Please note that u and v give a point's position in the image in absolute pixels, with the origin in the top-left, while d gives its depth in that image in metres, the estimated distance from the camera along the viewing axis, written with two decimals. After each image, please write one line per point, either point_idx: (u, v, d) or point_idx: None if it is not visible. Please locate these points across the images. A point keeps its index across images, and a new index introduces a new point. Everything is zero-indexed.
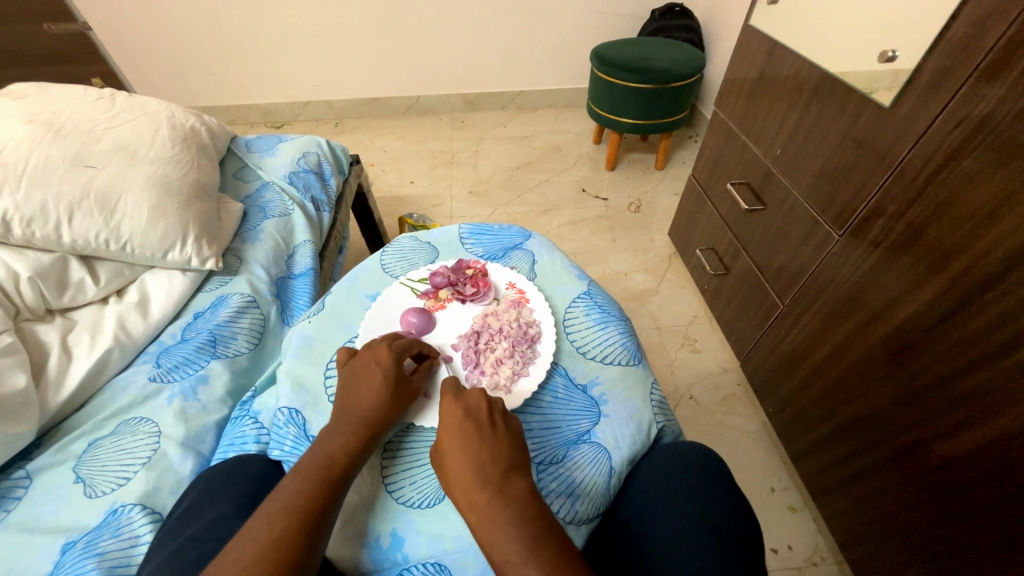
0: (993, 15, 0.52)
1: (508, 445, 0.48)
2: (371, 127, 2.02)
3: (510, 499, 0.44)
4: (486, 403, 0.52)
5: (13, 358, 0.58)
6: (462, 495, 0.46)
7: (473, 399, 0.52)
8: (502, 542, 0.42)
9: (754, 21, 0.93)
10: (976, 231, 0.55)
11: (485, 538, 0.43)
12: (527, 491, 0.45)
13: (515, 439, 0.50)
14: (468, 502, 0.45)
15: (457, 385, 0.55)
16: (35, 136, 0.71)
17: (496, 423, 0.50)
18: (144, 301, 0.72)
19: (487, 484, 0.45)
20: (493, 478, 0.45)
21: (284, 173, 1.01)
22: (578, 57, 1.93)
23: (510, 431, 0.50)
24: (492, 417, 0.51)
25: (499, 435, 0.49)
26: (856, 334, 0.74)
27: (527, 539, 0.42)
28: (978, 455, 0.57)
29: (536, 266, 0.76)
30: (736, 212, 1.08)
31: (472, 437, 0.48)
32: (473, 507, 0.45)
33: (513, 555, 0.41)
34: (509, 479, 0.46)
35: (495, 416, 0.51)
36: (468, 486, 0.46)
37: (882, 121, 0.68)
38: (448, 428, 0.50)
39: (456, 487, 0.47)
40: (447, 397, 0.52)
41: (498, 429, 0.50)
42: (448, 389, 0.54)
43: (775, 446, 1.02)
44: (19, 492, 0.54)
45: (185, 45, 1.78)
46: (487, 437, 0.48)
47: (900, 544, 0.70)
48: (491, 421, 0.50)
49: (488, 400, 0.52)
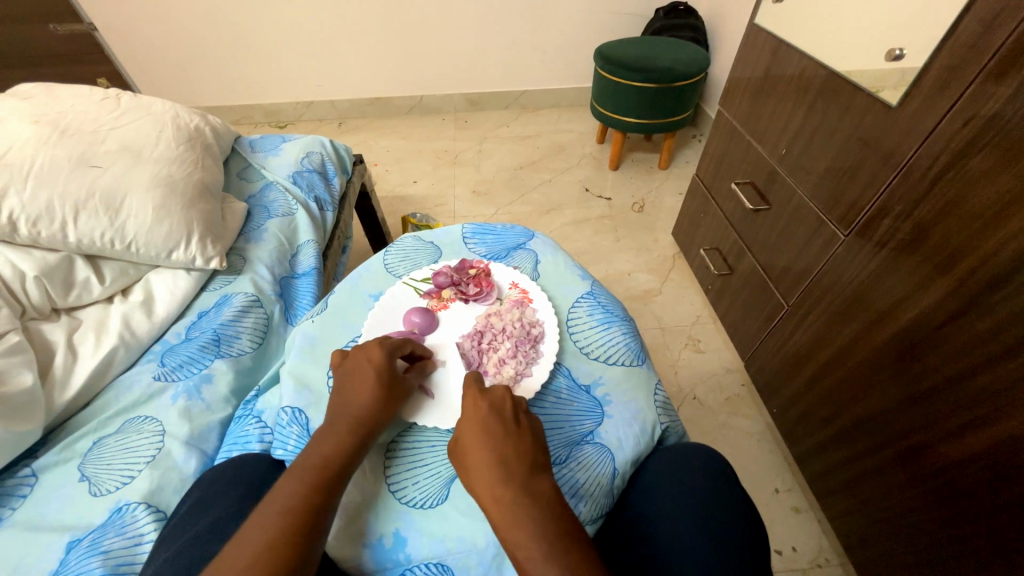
0: (1002, 13, 0.52)
1: (533, 443, 0.48)
2: (374, 127, 2.02)
3: (536, 496, 0.44)
4: (507, 401, 0.51)
5: (20, 357, 0.58)
6: (485, 492, 0.46)
7: (498, 395, 0.52)
8: (528, 540, 0.42)
9: (758, 20, 0.93)
10: (984, 232, 0.55)
11: (508, 535, 0.43)
12: (553, 489, 0.45)
13: (539, 437, 0.49)
14: (492, 498, 0.45)
15: (479, 381, 0.54)
16: (40, 136, 0.71)
17: (521, 422, 0.50)
18: (149, 300, 0.73)
19: (513, 481, 0.45)
20: (519, 475, 0.45)
21: (287, 172, 1.01)
22: (581, 56, 1.93)
23: (534, 430, 0.50)
24: (516, 416, 0.50)
25: (523, 434, 0.49)
26: (861, 335, 0.73)
27: (553, 537, 0.42)
28: (985, 457, 0.56)
29: (540, 265, 0.76)
30: (740, 212, 1.07)
31: (497, 434, 0.48)
32: (498, 503, 0.44)
33: (539, 553, 0.41)
34: (536, 477, 0.46)
35: (520, 415, 0.51)
36: (492, 482, 0.45)
37: (889, 120, 0.67)
38: (471, 423, 0.50)
39: (480, 483, 0.46)
40: (472, 390, 0.53)
41: (522, 427, 0.49)
42: (471, 385, 0.54)
43: (779, 447, 1.02)
44: (24, 490, 0.55)
45: (190, 46, 1.79)
46: (514, 434, 0.48)
47: (905, 546, 0.69)
48: (516, 419, 0.50)
49: (512, 398, 0.52)
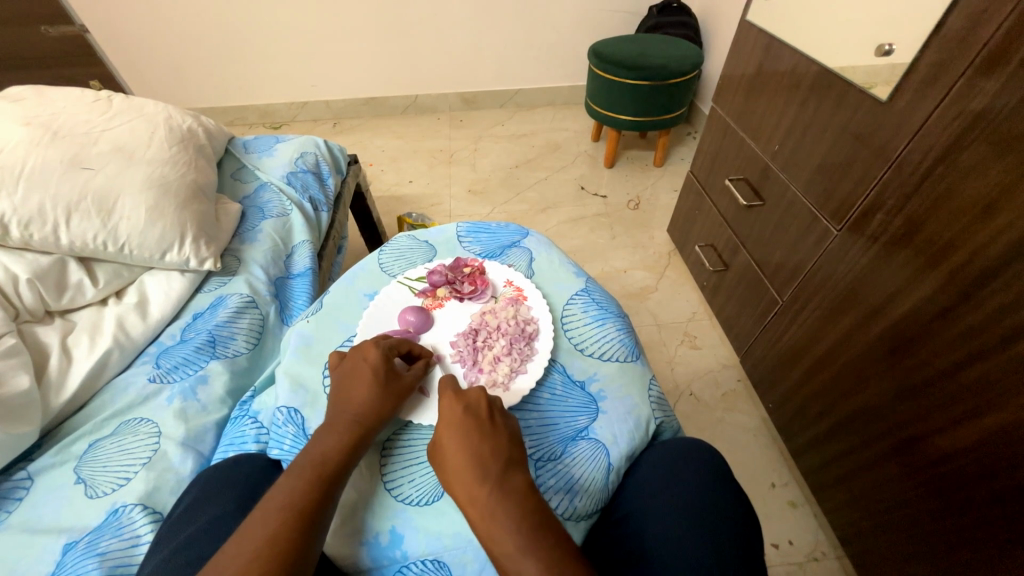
0: (989, 7, 0.52)
1: (507, 442, 0.49)
2: (370, 127, 2.02)
3: (510, 494, 0.44)
4: (479, 402, 0.51)
5: (16, 359, 0.58)
6: (462, 490, 0.46)
7: (473, 397, 0.52)
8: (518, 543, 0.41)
9: (751, 16, 0.93)
10: (975, 224, 0.55)
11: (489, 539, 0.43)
12: (527, 487, 0.45)
13: (513, 437, 0.50)
14: (468, 496, 0.45)
15: (453, 385, 0.54)
16: (33, 139, 0.71)
17: (495, 421, 0.50)
18: (143, 302, 0.73)
19: (488, 478, 0.45)
20: (492, 473, 0.46)
21: (282, 173, 1.01)
22: (576, 54, 1.93)
23: (509, 429, 0.50)
24: (490, 416, 0.51)
25: (498, 433, 0.49)
26: (856, 328, 0.73)
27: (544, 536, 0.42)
28: (980, 447, 0.56)
29: (534, 264, 0.76)
30: (734, 208, 1.07)
31: (472, 434, 0.48)
32: (473, 501, 0.45)
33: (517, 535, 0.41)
34: (509, 474, 0.46)
35: (495, 415, 0.51)
36: (467, 481, 0.46)
37: (881, 115, 0.67)
38: (447, 425, 0.50)
39: (456, 481, 0.47)
40: (446, 397, 0.52)
41: (497, 427, 0.50)
42: (447, 390, 0.53)
43: (775, 441, 1.02)
44: (20, 492, 0.54)
45: (184, 46, 1.78)
46: (489, 435, 0.49)
47: (903, 539, 0.69)
48: (490, 419, 0.50)
49: (487, 399, 0.52)
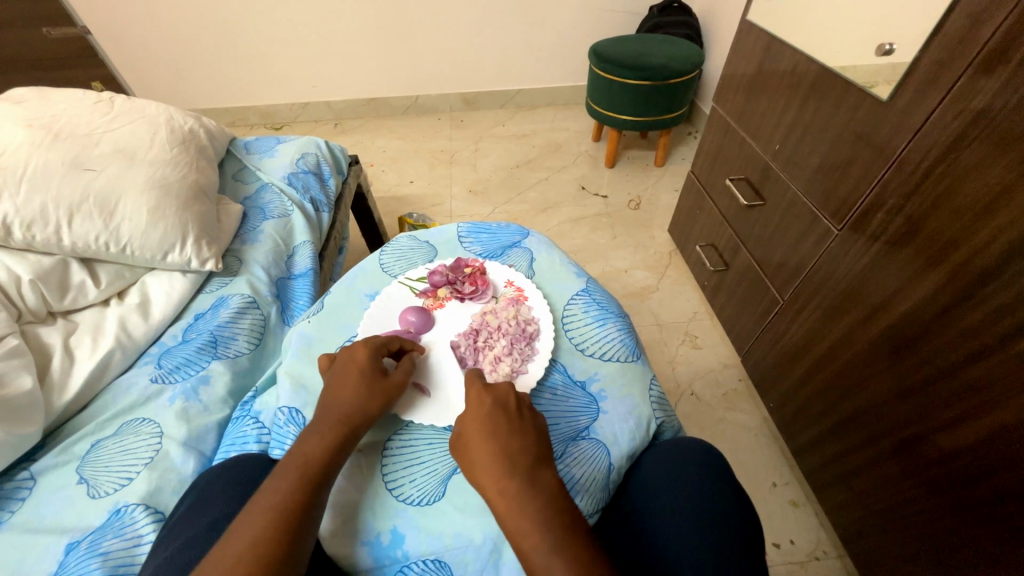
0: (989, 7, 0.52)
1: (535, 436, 0.49)
2: (371, 127, 2.02)
3: (520, 487, 0.44)
4: (508, 398, 0.52)
5: (19, 359, 0.58)
6: (489, 484, 0.45)
7: (502, 390, 0.53)
8: (527, 541, 0.41)
9: (751, 16, 0.93)
10: (976, 222, 0.55)
11: (514, 528, 0.43)
12: (555, 482, 0.45)
13: (540, 431, 0.50)
14: (495, 489, 0.45)
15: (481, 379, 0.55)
16: (34, 140, 0.71)
17: (524, 415, 0.51)
18: (145, 302, 0.73)
19: (518, 469, 0.45)
20: (521, 466, 0.46)
21: (283, 173, 1.01)
22: (576, 55, 1.94)
23: (536, 424, 0.50)
24: (519, 410, 0.51)
25: (526, 427, 0.49)
26: (857, 327, 0.73)
27: (559, 531, 0.41)
28: (980, 447, 0.56)
29: (535, 263, 0.76)
30: (735, 208, 1.07)
31: (501, 427, 0.49)
32: (500, 494, 0.44)
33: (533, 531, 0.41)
34: (537, 469, 0.46)
35: (523, 409, 0.51)
36: (496, 473, 0.46)
37: (881, 114, 0.67)
38: (476, 417, 0.50)
39: (483, 474, 0.46)
40: (474, 388, 0.53)
41: (525, 421, 0.50)
42: (476, 381, 0.54)
43: (777, 441, 1.02)
44: (22, 493, 0.55)
45: (185, 47, 1.78)
46: (517, 428, 0.49)
47: (905, 539, 0.69)
48: (519, 414, 0.51)
49: (516, 394, 0.53)
